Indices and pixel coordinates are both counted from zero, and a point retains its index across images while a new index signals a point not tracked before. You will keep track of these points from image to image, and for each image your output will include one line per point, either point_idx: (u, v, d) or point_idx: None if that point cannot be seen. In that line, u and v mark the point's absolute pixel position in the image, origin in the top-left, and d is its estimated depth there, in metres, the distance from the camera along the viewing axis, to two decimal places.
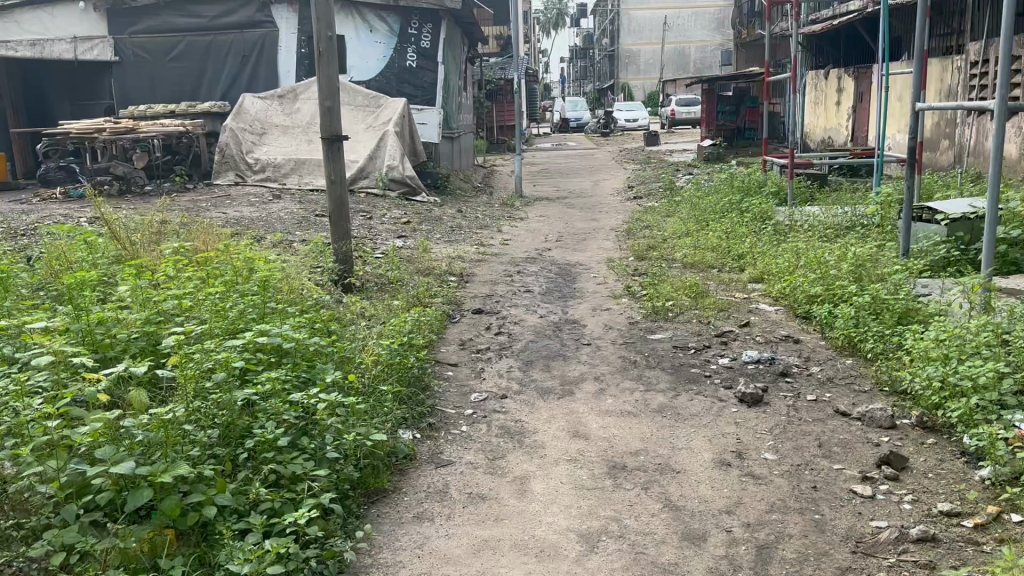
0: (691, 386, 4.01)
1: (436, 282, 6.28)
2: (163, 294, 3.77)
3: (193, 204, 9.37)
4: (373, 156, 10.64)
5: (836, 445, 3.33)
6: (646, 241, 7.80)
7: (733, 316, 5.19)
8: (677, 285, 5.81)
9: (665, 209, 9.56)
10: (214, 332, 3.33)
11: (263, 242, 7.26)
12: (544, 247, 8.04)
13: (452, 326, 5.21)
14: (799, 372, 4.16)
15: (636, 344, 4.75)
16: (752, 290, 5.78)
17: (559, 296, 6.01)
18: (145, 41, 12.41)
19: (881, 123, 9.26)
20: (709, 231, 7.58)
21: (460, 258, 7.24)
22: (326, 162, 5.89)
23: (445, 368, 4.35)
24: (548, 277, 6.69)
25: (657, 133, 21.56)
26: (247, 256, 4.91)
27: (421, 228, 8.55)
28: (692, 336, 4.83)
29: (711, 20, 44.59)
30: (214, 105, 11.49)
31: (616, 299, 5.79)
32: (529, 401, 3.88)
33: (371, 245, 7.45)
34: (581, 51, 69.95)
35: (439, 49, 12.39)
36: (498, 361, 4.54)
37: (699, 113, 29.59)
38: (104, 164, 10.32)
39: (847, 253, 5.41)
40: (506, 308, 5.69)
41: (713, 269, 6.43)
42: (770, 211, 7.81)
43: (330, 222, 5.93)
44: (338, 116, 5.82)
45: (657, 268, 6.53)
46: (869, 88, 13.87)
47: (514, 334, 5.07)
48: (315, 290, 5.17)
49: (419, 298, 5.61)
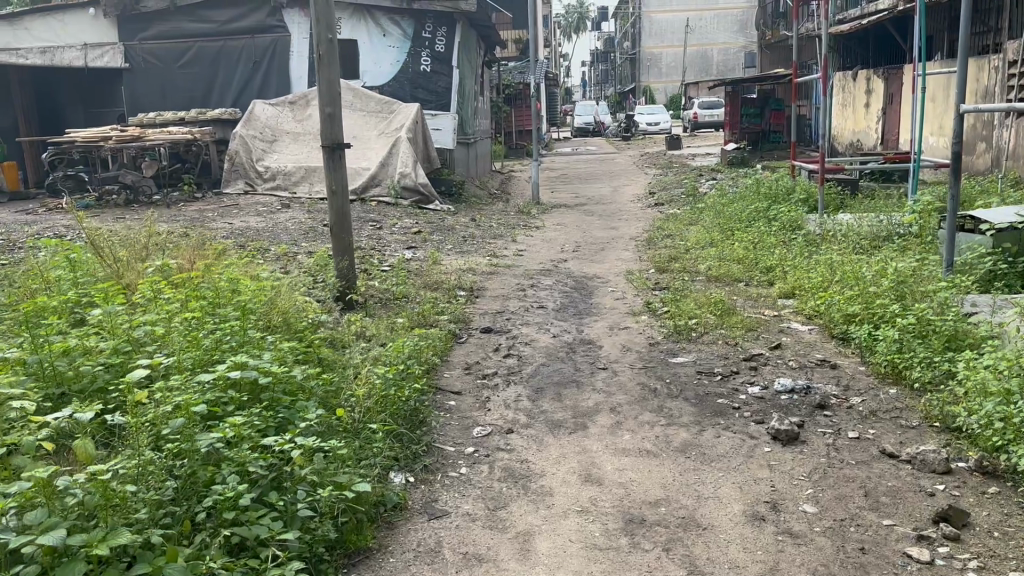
0: (718, 420, 3.62)
1: (444, 297, 5.93)
2: (135, 320, 3.44)
3: (199, 214, 9.09)
4: (385, 162, 10.32)
5: (884, 494, 2.93)
6: (668, 251, 7.41)
7: (763, 337, 4.79)
8: (701, 301, 5.41)
9: (688, 216, 9.17)
10: (184, 365, 2.99)
11: (266, 256, 6.95)
12: (560, 257, 7.67)
13: (458, 348, 4.85)
14: (837, 405, 3.78)
15: (656, 368, 4.37)
16: (782, 307, 5.38)
17: (575, 313, 5.64)
18: (156, 47, 12.19)
19: (916, 127, 8.79)
20: (735, 241, 7.18)
21: (471, 271, 6.89)
22: (327, 171, 5.54)
23: (447, 398, 3.99)
24: (563, 291, 6.32)
25: (680, 136, 21.13)
26: (239, 275, 4.58)
27: (433, 239, 8.21)
28: (718, 360, 4.44)
29: (734, 23, 44.21)
30: (223, 112, 11.22)
31: (635, 316, 5.40)
32: (538, 437, 3.51)
33: (378, 257, 7.12)
34: (603, 55, 69.55)
35: (454, 53, 12.03)
36: (505, 388, 4.16)
37: (723, 117, 29.09)
38: (112, 173, 10.08)
39: (887, 267, 5.00)
40: (516, 326, 5.32)
41: (740, 283, 6.04)
42: (800, 219, 7.40)
43: (332, 235, 5.59)
44: (340, 122, 5.48)
45: (679, 281, 6.14)
46: (900, 89, 13.36)
47: (524, 356, 4.70)
48: (313, 310, 4.83)
49: (424, 317, 5.26)
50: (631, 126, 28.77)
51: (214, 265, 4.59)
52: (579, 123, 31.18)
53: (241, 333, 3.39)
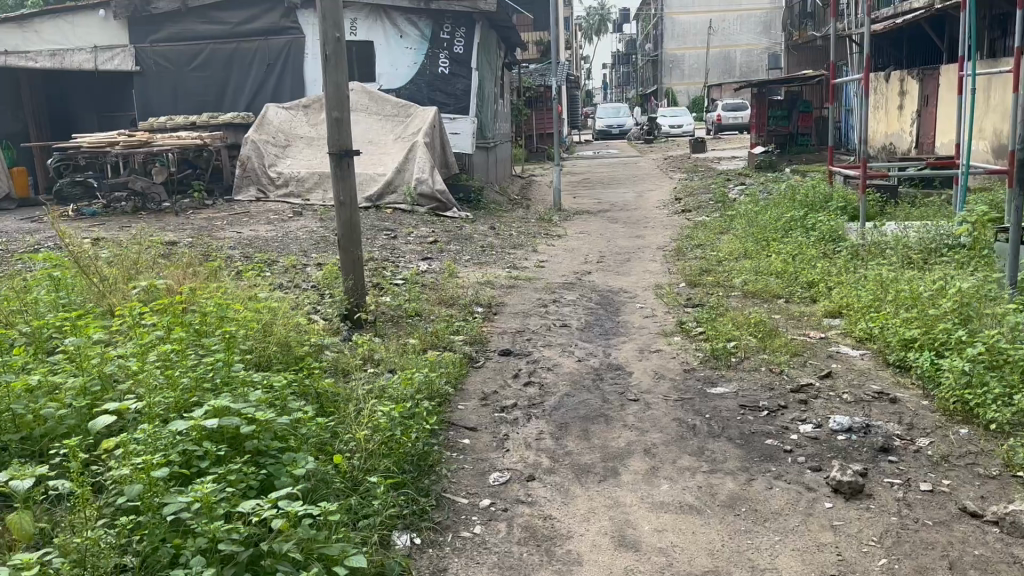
0: (769, 467, 3.20)
1: (460, 315, 5.52)
2: (108, 353, 3.06)
3: (207, 223, 8.76)
4: (401, 168, 9.93)
5: (972, 567, 2.50)
6: (698, 263, 6.97)
7: (811, 364, 4.34)
8: (740, 321, 4.96)
9: (717, 225, 8.72)
10: (156, 411, 2.60)
11: (274, 271, 6.57)
12: (583, 270, 7.24)
13: (474, 374, 4.44)
14: (903, 448, 3.34)
15: (695, 400, 3.92)
16: (828, 327, 4.93)
17: (601, 334, 5.20)
18: (167, 50, 11.90)
19: (961, 130, 8.28)
20: (772, 253, 6.71)
21: (490, 285, 6.48)
22: (334, 181, 5.14)
23: (460, 435, 3.58)
24: (588, 308, 5.89)
25: (704, 139, 20.62)
26: (235, 298, 4.20)
27: (450, 249, 7.81)
28: (762, 391, 3.99)
29: (757, 24, 43.63)
30: (235, 116, 10.90)
31: (666, 338, 4.96)
32: (562, 485, 3.09)
33: (391, 269, 6.74)
34: (625, 57, 68.99)
35: (472, 54, 11.64)
36: (526, 424, 3.74)
37: (748, 119, 28.49)
38: (120, 180, 9.78)
39: (948, 287, 4.53)
40: (537, 348, 4.90)
41: (780, 300, 5.60)
42: (841, 230, 6.92)
43: (340, 249, 5.19)
44: (348, 128, 5.09)
45: (714, 298, 5.70)
46: (937, 90, 12.82)
47: (546, 385, 4.26)
48: (316, 333, 4.45)
49: (438, 339, 4.85)
50: (653, 128, 28.30)
51: (207, 287, 4.25)
52: (601, 126, 30.65)
53: (228, 368, 3.00)
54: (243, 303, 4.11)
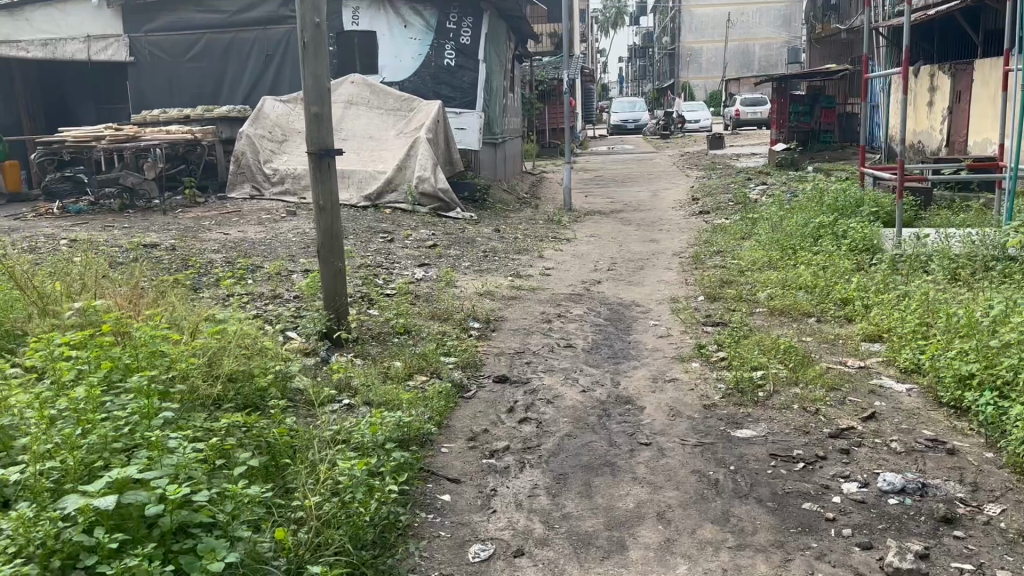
0: (808, 542, 2.64)
1: (454, 333, 4.98)
2: (8, 397, 2.54)
3: (195, 222, 8.25)
4: (403, 165, 9.39)
5: None
6: (719, 273, 6.41)
7: (850, 403, 3.78)
8: (768, 346, 4.42)
9: (738, 229, 8.14)
10: (43, 484, 2.10)
11: (255, 279, 6.04)
12: (592, 278, 6.68)
13: (463, 407, 3.89)
14: (969, 518, 2.78)
15: (717, 447, 3.37)
16: (867, 354, 4.39)
17: (609, 357, 4.63)
18: (162, 40, 11.43)
19: (1005, 129, 7.65)
20: (800, 264, 6.14)
21: (489, 297, 5.93)
22: (313, 184, 4.61)
23: (441, 489, 3.04)
24: (596, 325, 5.33)
25: (722, 135, 19.95)
26: (185, 322, 3.66)
27: (449, 254, 7.27)
28: (796, 438, 3.44)
29: (776, 17, 42.91)
30: (231, 109, 10.38)
31: (684, 364, 4.40)
32: (555, 564, 2.56)
33: (382, 278, 6.21)
34: (641, 51, 68.19)
35: (480, 45, 11.07)
36: (518, 475, 3.17)
37: (767, 114, 27.78)
38: (112, 175, 9.23)
39: (1011, 313, 3.95)
40: (537, 375, 4.34)
41: (810, 319, 5.06)
42: (876, 239, 6.34)
43: (319, 260, 4.66)
44: (328, 125, 4.55)
45: (735, 316, 5.16)
46: (970, 86, 12.15)
47: (544, 423, 3.69)
48: (283, 359, 3.93)
49: (425, 363, 4.32)
50: (670, 123, 27.66)
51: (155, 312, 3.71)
52: (616, 120, 30.01)
53: (151, 419, 2.50)
54: (193, 330, 3.58)
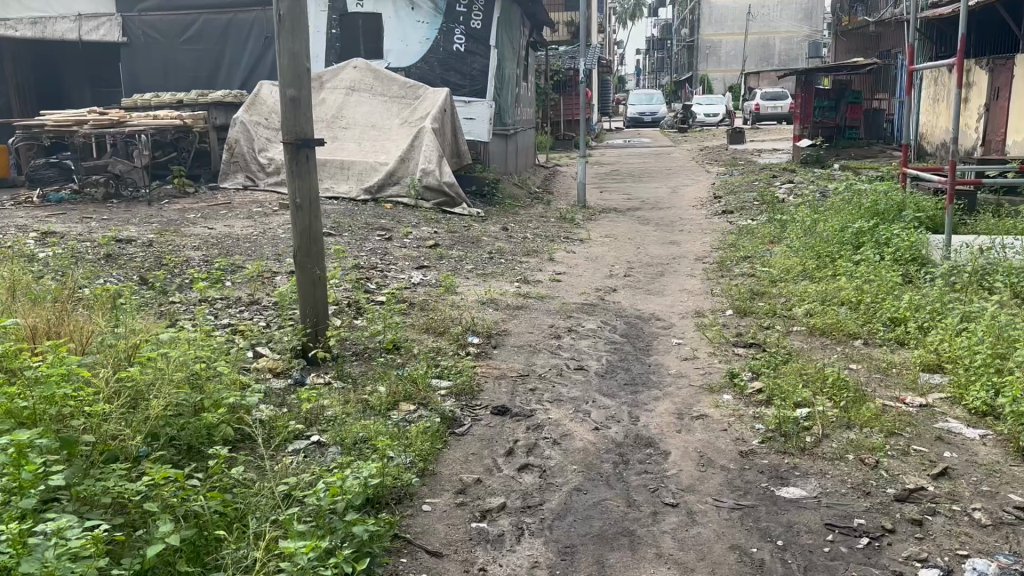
0: None
1: (449, 351, 4.38)
2: None
3: (180, 215, 7.68)
4: (406, 156, 8.80)
5: None
6: (749, 283, 5.77)
7: (915, 454, 3.15)
8: (811, 377, 3.80)
9: (766, 233, 7.48)
10: None
11: (233, 283, 5.45)
12: (607, 285, 6.06)
13: (454, 447, 3.28)
14: None
15: (761, 512, 2.75)
16: (928, 388, 3.77)
17: (626, 384, 4.02)
18: (157, 21, 10.90)
19: None
20: (840, 275, 5.50)
21: (491, 306, 5.31)
22: (289, 179, 4.01)
23: (416, 569, 2.43)
24: (611, 342, 4.71)
25: (743, 130, 19.21)
26: (117, 347, 3.10)
27: (451, 255, 6.66)
28: (856, 501, 2.82)
29: (798, 11, 41.96)
30: (226, 94, 9.79)
31: (713, 396, 3.78)
32: None
33: (375, 283, 5.61)
34: (660, 42, 67.27)
35: (491, 30, 10.42)
36: (515, 546, 2.57)
37: (788, 109, 26.99)
38: (100, 161, 8.75)
39: None
40: (542, 407, 3.72)
41: (856, 342, 4.44)
42: (923, 248, 5.69)
43: (296, 265, 4.08)
44: (305, 111, 3.94)
45: (771, 336, 4.55)
46: (1010, 81, 11.42)
47: (549, 471, 3.08)
48: (240, 387, 3.38)
49: (410, 389, 3.73)
50: (688, 117, 26.95)
51: (80, 337, 3.16)
52: (633, 113, 29.24)
53: (20, 499, 1.94)
54: (120, 359, 3.03)
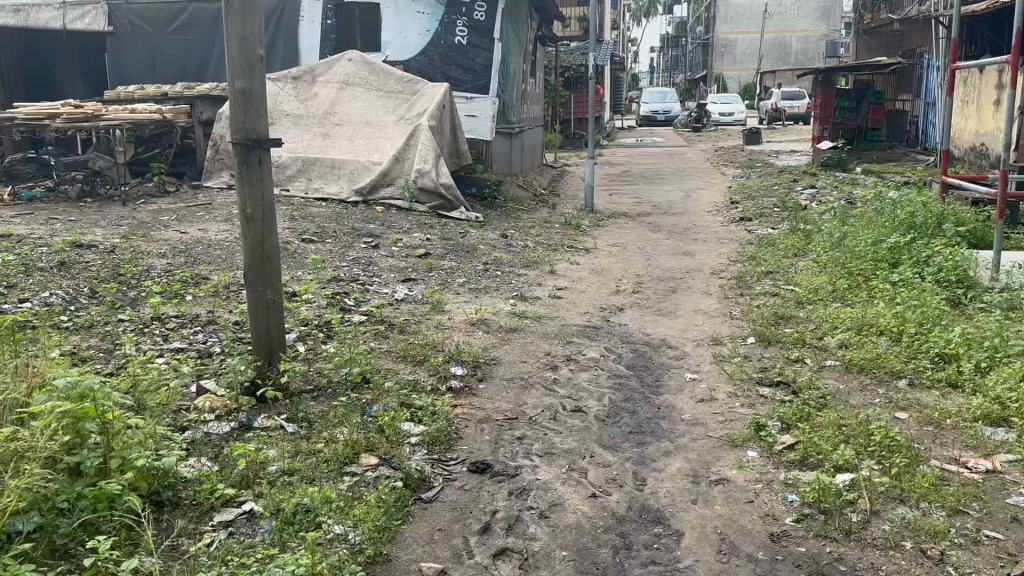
0: None
1: (426, 386, 3.77)
2: None
3: (153, 217, 7.12)
4: (400, 155, 8.18)
5: None
6: (773, 305, 5.14)
7: (989, 543, 2.52)
8: (856, 432, 3.17)
9: (788, 245, 6.83)
10: None
11: (193, 298, 4.86)
12: (614, 303, 5.45)
13: (417, 521, 2.67)
14: None
15: None
16: (996, 450, 3.12)
17: (632, 433, 3.40)
18: (144, 9, 10.35)
19: None
20: (876, 298, 4.86)
21: (481, 328, 4.70)
22: (238, 186, 3.41)
23: None
24: (615, 376, 4.09)
25: (760, 130, 18.52)
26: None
27: (442, 266, 6.06)
28: None
29: (816, 9, 41.24)
30: (213, 87, 9.23)
31: (736, 455, 3.15)
32: None
33: (351, 299, 5.00)
34: (675, 39, 66.42)
35: (496, 22, 9.79)
36: None
37: (806, 109, 26.27)
38: (78, 158, 8.27)
39: None
40: (531, 464, 3.10)
41: (903, 384, 3.79)
42: (969, 267, 5.06)
43: (246, 286, 3.49)
44: (259, 108, 3.34)
45: (803, 374, 3.91)
46: None
47: (532, 560, 2.46)
48: (164, 440, 2.81)
49: (374, 440, 3.13)
50: (703, 116, 26.23)
51: None
52: (647, 111, 28.55)
53: None
54: (3, 412, 2.56)
